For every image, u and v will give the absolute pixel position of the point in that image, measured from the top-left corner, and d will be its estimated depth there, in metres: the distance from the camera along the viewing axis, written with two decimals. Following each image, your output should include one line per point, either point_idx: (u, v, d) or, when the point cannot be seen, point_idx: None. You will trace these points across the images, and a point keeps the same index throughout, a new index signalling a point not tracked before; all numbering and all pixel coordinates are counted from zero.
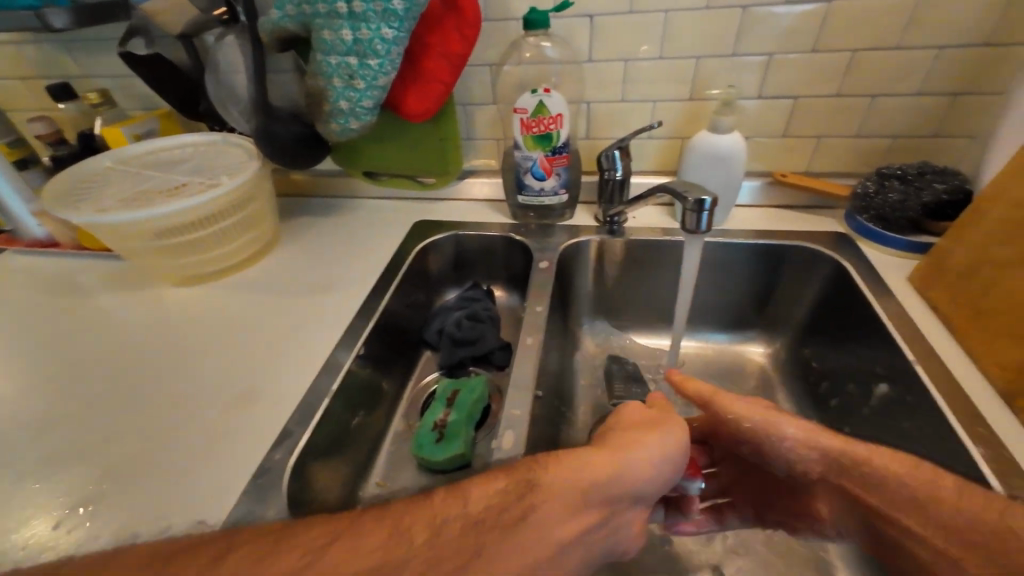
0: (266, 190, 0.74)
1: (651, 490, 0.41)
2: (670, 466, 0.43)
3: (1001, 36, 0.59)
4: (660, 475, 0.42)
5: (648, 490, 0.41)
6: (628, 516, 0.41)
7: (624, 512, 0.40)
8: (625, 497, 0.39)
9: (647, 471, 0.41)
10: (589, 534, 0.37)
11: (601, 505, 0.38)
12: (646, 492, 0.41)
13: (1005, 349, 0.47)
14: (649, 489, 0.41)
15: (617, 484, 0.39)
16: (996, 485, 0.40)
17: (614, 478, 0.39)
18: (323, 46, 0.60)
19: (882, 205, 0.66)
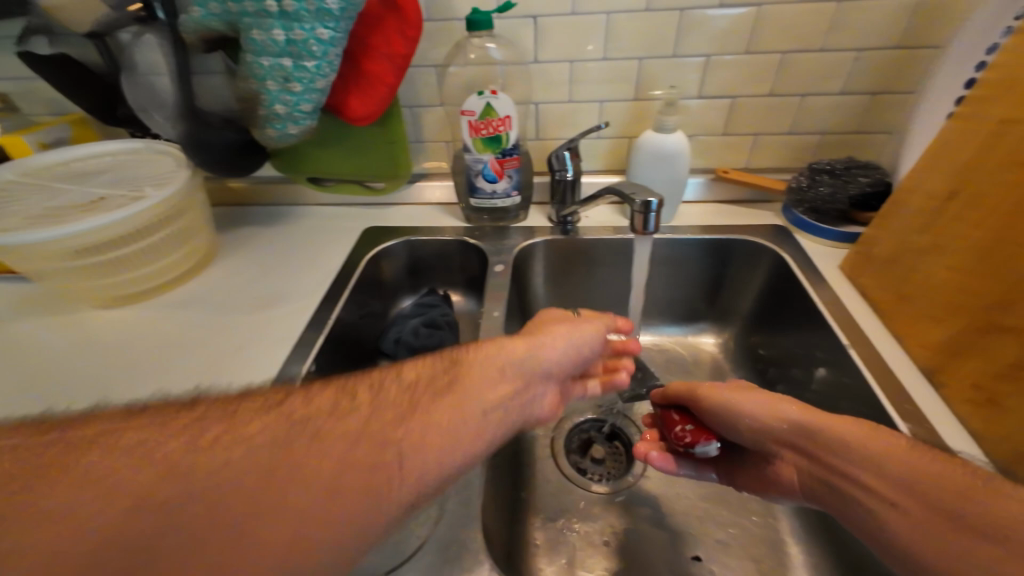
0: (199, 200, 0.70)
1: (557, 366, 0.45)
2: (574, 348, 0.47)
3: (910, 39, 0.64)
4: (566, 353, 0.46)
5: (552, 365, 0.44)
6: (541, 389, 0.43)
7: (537, 384, 0.42)
8: (532, 368, 0.42)
9: (552, 353, 0.45)
10: (505, 391, 0.39)
11: (514, 375, 0.40)
12: (552, 364, 0.44)
13: (922, 328, 0.51)
14: (555, 363, 0.45)
15: (525, 361, 0.42)
16: (924, 456, 0.44)
17: (522, 351, 0.42)
18: (254, 46, 0.57)
19: (815, 198, 0.70)
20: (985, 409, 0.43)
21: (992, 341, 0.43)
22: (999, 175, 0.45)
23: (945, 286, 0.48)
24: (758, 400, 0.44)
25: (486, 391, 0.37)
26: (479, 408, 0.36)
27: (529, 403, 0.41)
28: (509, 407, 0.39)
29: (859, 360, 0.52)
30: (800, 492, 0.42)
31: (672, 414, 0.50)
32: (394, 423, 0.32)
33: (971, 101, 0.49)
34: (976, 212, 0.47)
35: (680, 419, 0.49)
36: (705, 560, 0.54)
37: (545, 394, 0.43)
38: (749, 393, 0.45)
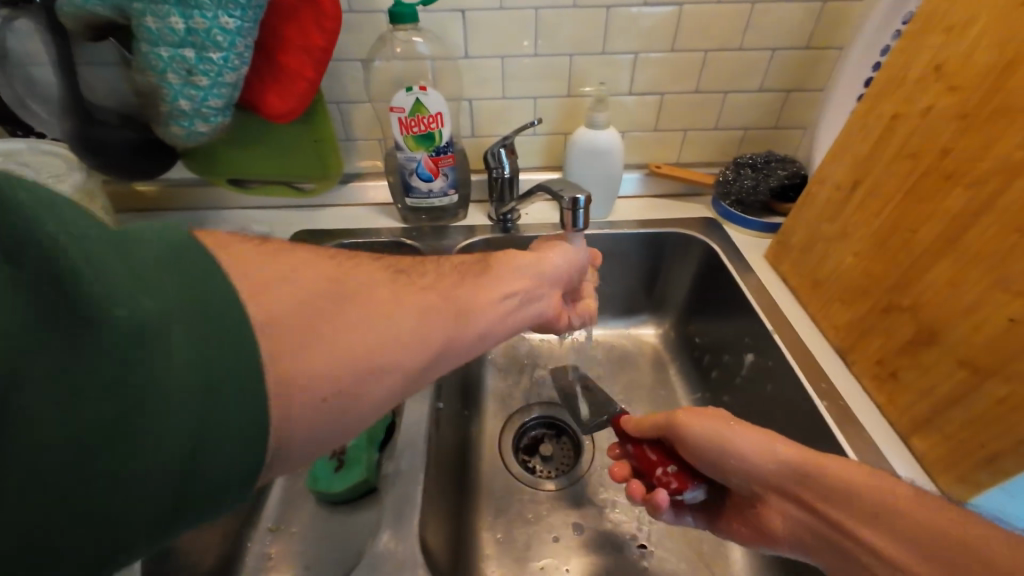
0: (98, 207, 0.63)
1: (560, 275, 0.50)
2: (568, 264, 0.51)
3: (817, 40, 0.68)
4: (565, 263, 0.50)
5: (558, 274, 0.49)
6: (549, 291, 0.48)
7: (547, 287, 0.47)
8: (543, 272, 0.47)
9: (555, 262, 0.49)
10: (523, 290, 0.43)
11: (529, 274, 0.45)
12: (554, 275, 0.49)
13: (836, 311, 0.54)
14: (559, 272, 0.49)
15: (534, 263, 0.46)
16: (839, 432, 0.47)
17: (530, 260, 0.46)
18: (148, 35, 0.51)
19: (740, 190, 0.73)
20: (889, 384, 0.47)
21: (891, 322, 0.47)
22: (893, 166, 0.47)
23: (854, 272, 0.51)
24: (742, 433, 0.44)
25: (509, 284, 0.42)
26: (509, 294, 0.42)
27: (541, 304, 0.46)
28: (529, 303, 0.44)
29: (782, 345, 0.55)
30: (787, 540, 0.43)
31: (650, 455, 0.50)
32: (443, 309, 0.35)
33: (869, 96, 0.51)
34: (876, 202, 0.49)
35: (659, 461, 0.49)
36: (649, 549, 0.55)
37: (552, 295, 0.48)
38: (735, 430, 0.44)
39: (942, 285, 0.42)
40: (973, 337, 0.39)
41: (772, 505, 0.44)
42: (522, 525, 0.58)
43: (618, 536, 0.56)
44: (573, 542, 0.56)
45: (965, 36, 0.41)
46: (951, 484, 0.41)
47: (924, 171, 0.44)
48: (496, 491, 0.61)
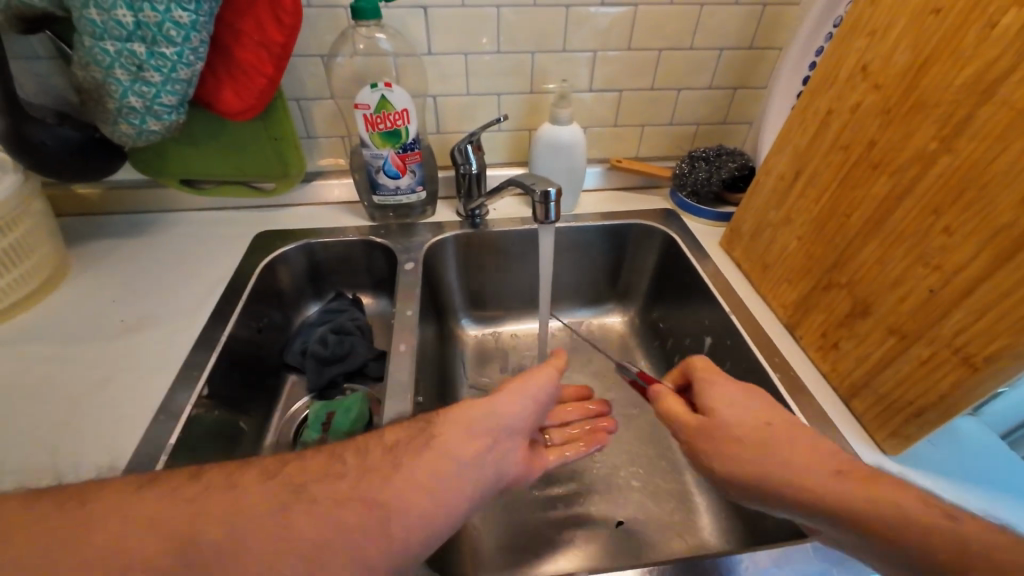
0: (37, 209, 0.59)
1: (523, 423, 0.44)
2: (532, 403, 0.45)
3: (759, 40, 0.73)
4: (529, 406, 0.44)
5: (521, 422, 0.43)
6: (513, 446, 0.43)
7: (503, 442, 0.42)
8: (498, 426, 0.42)
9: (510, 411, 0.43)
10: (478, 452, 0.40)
11: (478, 439, 0.40)
12: (517, 422, 0.43)
13: (784, 290, 0.59)
14: (519, 421, 0.43)
15: (487, 421, 0.41)
16: (790, 400, 0.51)
17: (481, 412, 0.42)
18: (91, 28, 0.48)
19: (694, 182, 0.77)
20: (831, 353, 0.52)
21: (830, 296, 0.52)
22: (829, 157, 0.52)
23: (799, 253, 0.56)
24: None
25: (456, 454, 0.38)
26: (455, 467, 0.38)
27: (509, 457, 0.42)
28: (488, 463, 0.40)
29: (738, 324, 0.60)
30: None
31: None
32: None
33: (806, 93, 0.55)
34: (816, 189, 0.54)
35: None
36: (626, 523, 0.58)
37: (516, 445, 0.43)
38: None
39: (872, 263, 0.47)
40: (899, 308, 0.44)
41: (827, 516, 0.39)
42: (503, 511, 0.59)
43: (598, 515, 0.59)
44: (553, 522, 0.58)
45: (886, 39, 0.46)
46: (886, 438, 0.46)
47: (855, 161, 0.49)
48: None
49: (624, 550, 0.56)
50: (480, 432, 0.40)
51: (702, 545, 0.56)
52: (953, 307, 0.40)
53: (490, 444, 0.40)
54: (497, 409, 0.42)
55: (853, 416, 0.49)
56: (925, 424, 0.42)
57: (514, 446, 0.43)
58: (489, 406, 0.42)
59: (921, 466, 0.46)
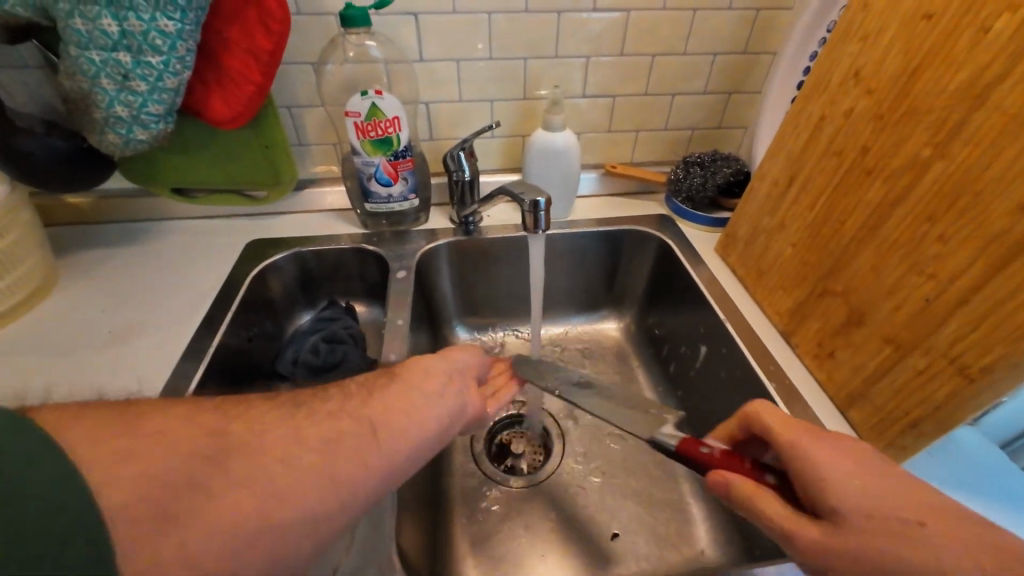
0: (24, 219, 0.59)
1: (469, 365, 0.47)
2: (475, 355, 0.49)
3: (753, 45, 0.73)
4: (474, 356, 0.49)
5: (467, 364, 0.47)
6: (466, 386, 0.44)
7: (456, 378, 0.44)
8: (450, 369, 0.44)
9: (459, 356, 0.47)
10: (433, 388, 0.41)
11: (435, 374, 0.42)
12: (466, 363, 0.47)
13: (779, 297, 0.58)
14: (466, 364, 0.47)
15: (438, 359, 0.44)
16: (786, 410, 0.50)
17: (437, 358, 0.45)
18: (77, 37, 0.48)
19: (689, 188, 0.77)
20: (827, 362, 0.51)
21: (825, 304, 0.51)
22: (822, 164, 0.52)
23: (793, 260, 0.56)
24: None
25: (411, 390, 0.39)
26: (420, 396, 0.39)
27: (462, 394, 0.43)
28: (442, 399, 0.40)
29: (733, 332, 0.59)
30: None
31: None
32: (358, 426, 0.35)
33: (799, 98, 0.55)
34: (810, 195, 0.53)
35: None
36: (622, 536, 0.57)
37: (469, 386, 0.45)
38: None
39: (866, 271, 0.46)
40: (894, 317, 0.43)
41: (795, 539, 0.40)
42: (496, 523, 0.58)
43: (594, 528, 0.58)
44: (546, 533, 0.57)
45: (878, 44, 0.45)
46: (883, 449, 0.45)
47: (848, 168, 0.48)
48: (469, 493, 0.62)
49: (620, 563, 0.55)
50: (436, 369, 0.43)
51: (699, 558, 0.55)
52: (948, 316, 0.39)
53: (444, 380, 0.42)
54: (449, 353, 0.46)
55: (849, 427, 0.48)
56: (921, 436, 0.42)
57: (468, 389, 0.44)
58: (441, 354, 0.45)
59: (920, 478, 0.45)
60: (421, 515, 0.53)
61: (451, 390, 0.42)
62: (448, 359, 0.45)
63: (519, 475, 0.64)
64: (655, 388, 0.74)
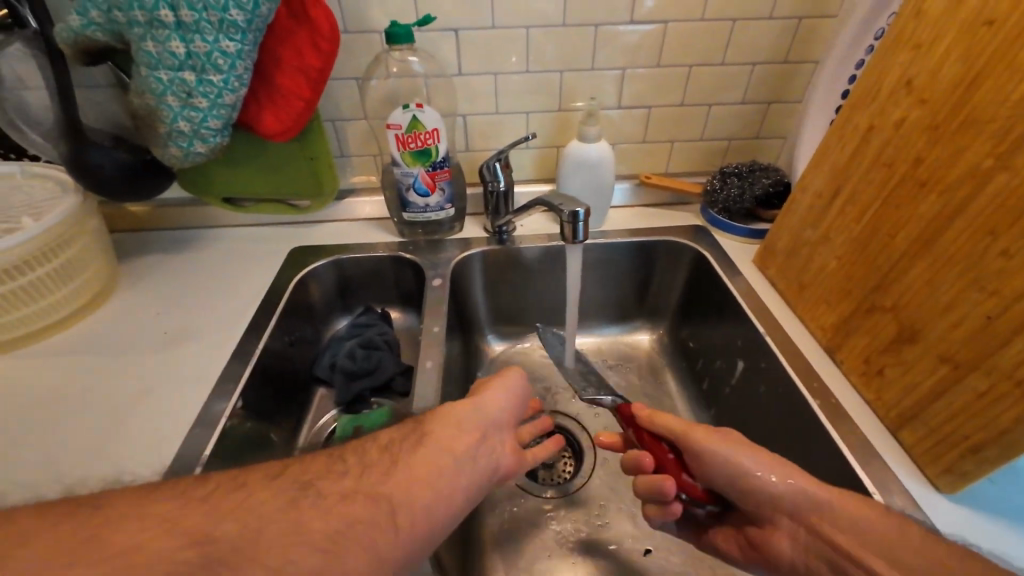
0: (93, 227, 0.63)
1: (505, 415, 0.46)
2: (511, 396, 0.48)
3: (794, 54, 0.72)
4: (510, 400, 0.47)
5: (503, 415, 0.46)
6: (498, 446, 0.44)
7: (490, 435, 0.43)
8: (485, 423, 0.43)
9: (492, 407, 0.45)
10: (467, 448, 0.41)
11: (464, 438, 0.41)
12: (501, 414, 0.46)
13: (822, 311, 0.57)
14: (503, 414, 0.46)
15: (472, 417, 0.43)
16: (830, 429, 0.49)
17: (467, 409, 0.44)
18: (148, 59, 0.52)
19: (726, 199, 0.76)
20: (875, 380, 0.49)
21: (874, 319, 0.49)
22: (870, 175, 0.50)
23: (838, 274, 0.54)
24: None
25: (448, 450, 0.39)
26: (450, 461, 0.39)
27: (496, 450, 0.43)
28: (475, 460, 0.40)
29: (773, 346, 0.58)
30: None
31: None
32: None
33: (844, 108, 0.54)
34: (856, 207, 0.52)
35: None
36: (654, 551, 0.56)
37: (503, 440, 0.44)
38: None
39: (920, 286, 0.44)
40: (951, 335, 0.41)
41: (782, 529, 0.44)
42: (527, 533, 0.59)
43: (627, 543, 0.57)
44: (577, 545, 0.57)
45: (933, 53, 0.44)
46: (939, 474, 0.43)
47: (899, 179, 0.47)
48: (500, 502, 0.62)
49: None
50: (470, 431, 0.42)
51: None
52: (1014, 336, 0.37)
53: (476, 447, 0.41)
54: (480, 403, 0.45)
55: (901, 449, 0.46)
56: (983, 461, 0.39)
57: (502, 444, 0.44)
58: (471, 407, 0.44)
59: (981, 506, 0.43)
60: (454, 521, 0.54)
61: (486, 448, 0.42)
62: (480, 408, 0.44)
63: (550, 486, 0.63)
64: (687, 402, 0.72)
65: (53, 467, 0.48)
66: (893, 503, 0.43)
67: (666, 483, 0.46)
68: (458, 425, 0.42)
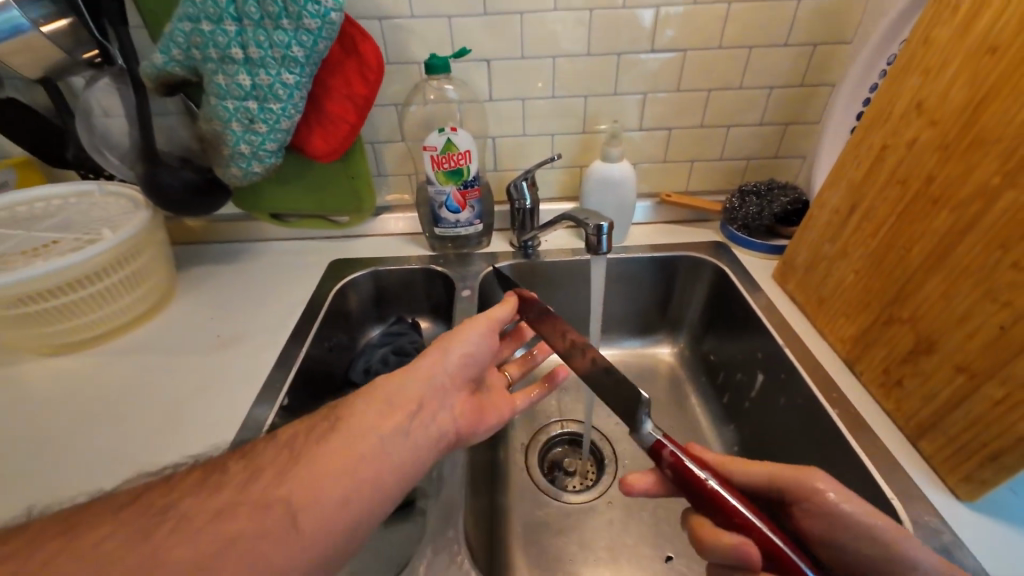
0: (158, 238, 0.69)
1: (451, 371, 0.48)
2: (459, 352, 0.49)
3: (811, 78, 0.75)
4: (453, 363, 0.48)
5: (443, 383, 0.47)
6: (441, 410, 0.46)
7: (429, 403, 0.45)
8: (420, 394, 0.45)
9: (432, 368, 0.47)
10: (399, 422, 0.42)
11: (401, 401, 0.43)
12: (443, 373, 0.48)
13: (841, 324, 0.58)
14: (443, 380, 0.47)
15: (416, 380, 0.45)
16: (851, 439, 0.50)
17: (398, 382, 0.45)
18: (217, 90, 0.59)
19: (745, 217, 0.78)
20: (895, 392, 0.50)
21: (892, 331, 0.51)
22: (885, 192, 0.52)
23: (855, 288, 0.56)
24: None
25: (376, 427, 0.40)
26: (376, 439, 0.40)
27: (439, 419, 0.46)
28: (412, 432, 0.42)
29: (792, 358, 0.59)
30: None
31: None
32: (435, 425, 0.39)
33: (859, 128, 0.56)
34: (872, 223, 0.54)
35: None
36: (675, 559, 0.58)
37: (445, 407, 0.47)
38: None
39: (935, 298, 0.46)
40: (966, 345, 0.43)
41: None
42: (550, 536, 0.61)
43: (648, 550, 0.59)
44: (600, 550, 0.59)
45: (942, 78, 0.47)
46: (959, 483, 0.44)
47: (912, 197, 0.49)
48: (524, 506, 0.64)
49: None
50: (414, 393, 0.44)
51: None
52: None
53: (414, 410, 0.43)
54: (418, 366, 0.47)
55: (921, 458, 0.47)
56: (1001, 469, 0.40)
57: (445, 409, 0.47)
58: (412, 369, 0.46)
59: (1002, 516, 0.43)
60: (481, 521, 0.57)
61: (429, 419, 0.44)
62: (410, 377, 0.45)
63: (572, 492, 0.65)
64: (708, 414, 0.74)
65: (121, 457, 0.53)
66: (915, 514, 0.43)
67: (750, 545, 0.34)
68: (390, 397, 0.43)
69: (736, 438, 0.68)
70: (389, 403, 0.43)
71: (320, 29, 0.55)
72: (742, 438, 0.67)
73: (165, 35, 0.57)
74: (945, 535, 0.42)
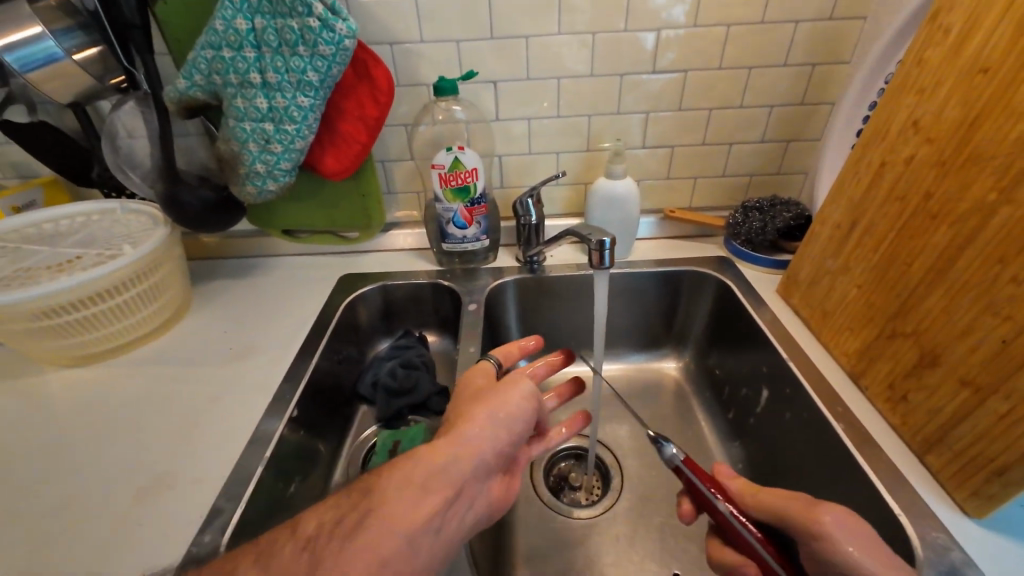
0: (175, 254, 0.72)
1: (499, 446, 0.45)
2: (508, 424, 0.45)
3: (811, 96, 0.76)
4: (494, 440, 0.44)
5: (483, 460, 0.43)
6: (477, 484, 0.44)
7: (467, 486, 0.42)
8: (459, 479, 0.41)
9: (479, 443, 0.43)
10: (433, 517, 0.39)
11: (442, 484, 0.40)
12: (488, 453, 0.44)
13: (845, 338, 0.58)
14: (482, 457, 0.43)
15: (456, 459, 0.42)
16: (857, 454, 0.49)
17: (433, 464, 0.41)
18: (236, 113, 0.61)
19: (749, 231, 0.79)
20: (900, 406, 0.50)
21: (895, 345, 0.51)
22: (885, 208, 0.53)
23: (859, 302, 0.56)
24: None
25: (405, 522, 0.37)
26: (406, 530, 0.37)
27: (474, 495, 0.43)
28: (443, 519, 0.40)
29: (798, 372, 0.59)
30: None
31: None
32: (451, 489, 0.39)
33: (858, 146, 0.57)
34: (873, 238, 0.54)
35: None
36: None
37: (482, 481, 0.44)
38: None
39: (937, 312, 0.46)
40: (969, 359, 0.43)
41: None
42: (555, 552, 0.60)
43: (654, 566, 0.58)
44: (605, 566, 0.59)
45: (936, 96, 0.48)
46: (967, 498, 0.44)
47: (912, 212, 0.50)
48: (530, 521, 0.64)
49: None
50: (455, 472, 0.41)
51: None
52: None
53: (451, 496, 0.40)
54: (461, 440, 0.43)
55: (928, 473, 0.47)
56: (1008, 484, 0.40)
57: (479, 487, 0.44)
58: (456, 443, 0.42)
59: (1012, 533, 0.43)
60: (486, 534, 0.57)
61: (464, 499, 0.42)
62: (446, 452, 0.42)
63: (576, 506, 0.66)
64: (714, 429, 0.74)
65: (135, 467, 0.54)
66: (923, 530, 0.43)
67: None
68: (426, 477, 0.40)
69: (742, 453, 0.68)
70: (426, 487, 0.39)
71: (334, 55, 0.58)
72: (749, 454, 0.67)
73: (188, 61, 0.61)
74: (954, 552, 0.42)
